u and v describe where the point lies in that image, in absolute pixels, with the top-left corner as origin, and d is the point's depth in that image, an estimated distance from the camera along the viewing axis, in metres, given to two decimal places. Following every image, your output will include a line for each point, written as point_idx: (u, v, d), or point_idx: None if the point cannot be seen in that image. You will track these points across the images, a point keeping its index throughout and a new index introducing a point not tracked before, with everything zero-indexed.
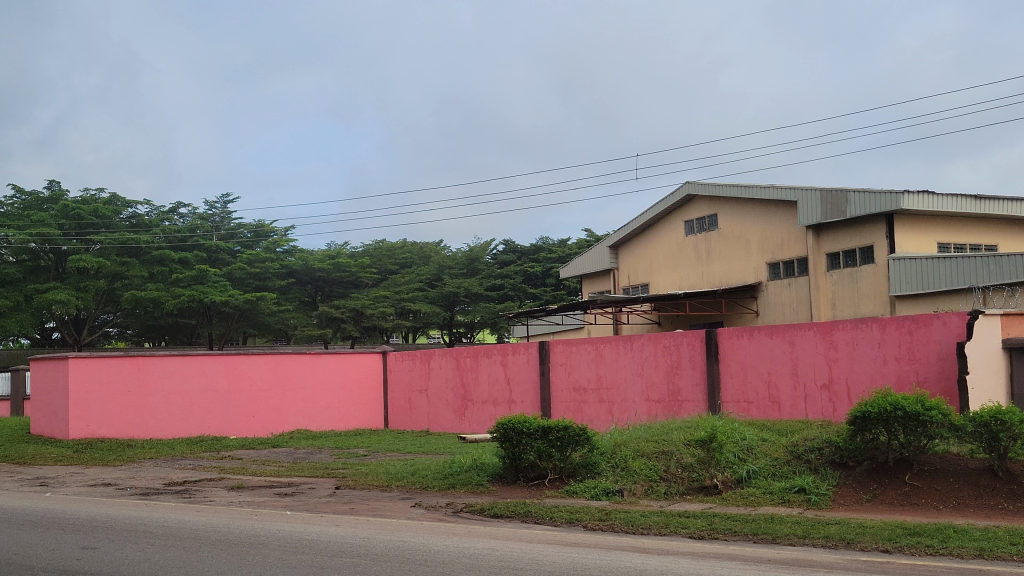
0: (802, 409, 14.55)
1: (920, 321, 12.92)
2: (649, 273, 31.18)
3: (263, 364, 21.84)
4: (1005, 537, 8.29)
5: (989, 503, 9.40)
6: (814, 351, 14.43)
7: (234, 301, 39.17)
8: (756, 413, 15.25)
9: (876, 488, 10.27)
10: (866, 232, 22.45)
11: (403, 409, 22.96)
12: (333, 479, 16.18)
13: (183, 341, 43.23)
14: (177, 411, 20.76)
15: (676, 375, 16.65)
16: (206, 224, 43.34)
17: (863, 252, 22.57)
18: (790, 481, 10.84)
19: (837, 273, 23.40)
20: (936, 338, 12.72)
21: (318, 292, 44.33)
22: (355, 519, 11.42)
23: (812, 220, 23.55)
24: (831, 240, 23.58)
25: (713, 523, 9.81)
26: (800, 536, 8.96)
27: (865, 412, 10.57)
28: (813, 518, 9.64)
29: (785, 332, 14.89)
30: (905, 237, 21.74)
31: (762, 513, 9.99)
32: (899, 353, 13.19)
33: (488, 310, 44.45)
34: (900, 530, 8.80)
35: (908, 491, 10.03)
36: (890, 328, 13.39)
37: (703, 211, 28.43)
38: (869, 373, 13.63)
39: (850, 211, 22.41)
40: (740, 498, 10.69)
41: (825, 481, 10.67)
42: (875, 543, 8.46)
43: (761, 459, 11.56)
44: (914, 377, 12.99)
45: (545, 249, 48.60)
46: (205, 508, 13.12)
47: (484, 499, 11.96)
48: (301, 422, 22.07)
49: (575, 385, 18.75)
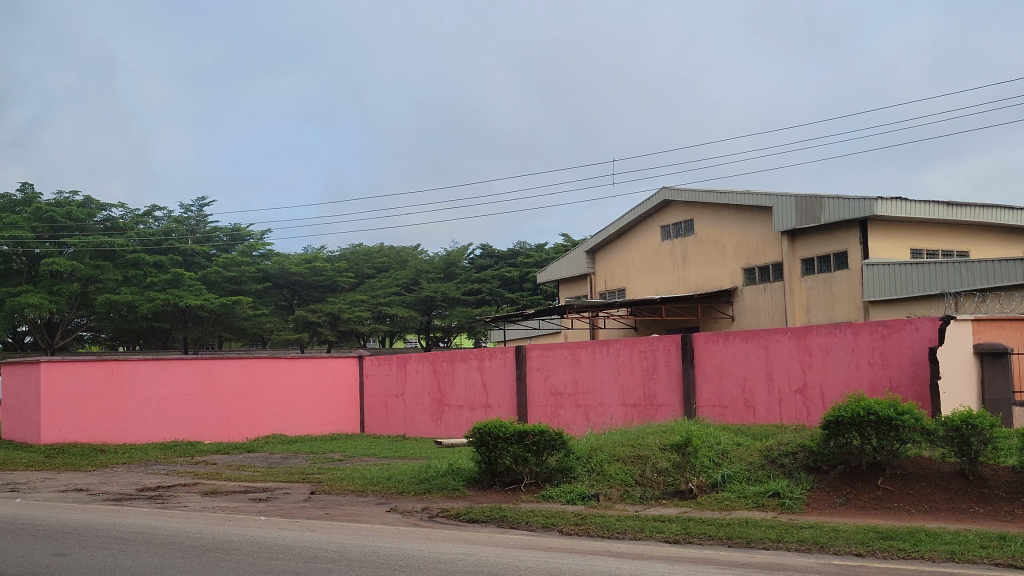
0: (777, 414, 14.74)
1: (893, 325, 13.12)
2: (625, 278, 31.38)
3: (238, 369, 21.82)
4: (976, 540, 8.47)
5: (961, 507, 9.58)
6: (789, 356, 14.62)
7: (209, 304, 39.14)
8: (731, 418, 15.41)
9: (849, 492, 10.43)
10: (840, 238, 22.71)
11: (380, 413, 22.97)
12: (309, 484, 16.19)
13: (158, 345, 42.97)
14: (151, 415, 20.70)
15: (653, 379, 16.80)
16: (182, 227, 43.15)
17: (837, 258, 22.83)
18: (765, 485, 10.98)
19: (812, 279, 23.67)
20: (908, 343, 12.91)
21: (294, 296, 44.39)
22: (329, 524, 11.47)
23: (786, 226, 23.83)
24: (806, 246, 23.85)
25: (687, 527, 9.95)
26: (774, 541, 9.09)
27: (838, 417, 10.76)
28: (786, 522, 9.79)
29: (760, 336, 15.07)
30: (878, 243, 22.03)
31: (736, 517, 10.13)
32: (872, 358, 13.40)
33: (465, 314, 44.71)
34: (873, 534, 8.95)
35: (881, 495, 10.19)
36: (864, 333, 13.58)
37: (679, 216, 28.67)
38: (843, 377, 13.83)
39: (824, 217, 22.70)
40: (715, 503, 10.83)
41: (800, 485, 10.84)
42: (847, 547, 8.61)
43: (736, 464, 11.72)
44: (887, 382, 13.18)
45: (522, 253, 49.00)
46: (178, 513, 13.10)
47: (460, 503, 12.04)
48: (277, 426, 22.04)
49: (552, 389, 18.86)
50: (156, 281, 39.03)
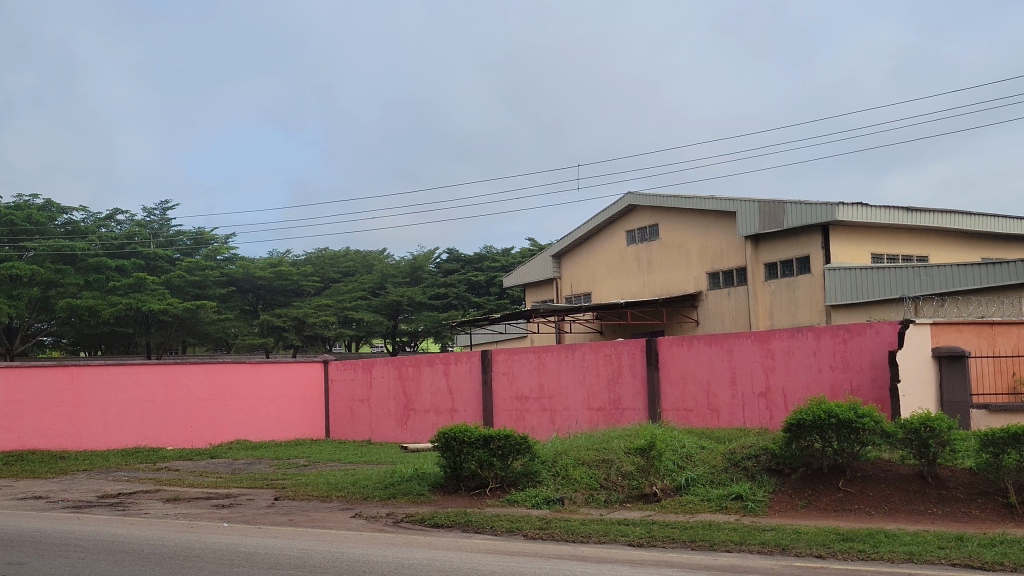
0: (740, 417, 14.93)
1: (854, 329, 13.37)
2: (591, 282, 31.61)
3: (202, 374, 21.68)
4: (933, 541, 8.67)
5: (920, 508, 9.77)
6: (752, 359, 14.82)
7: (173, 309, 38.58)
8: (695, 421, 15.60)
9: (810, 494, 10.61)
10: (803, 243, 23.02)
11: (345, 418, 22.94)
12: (273, 490, 16.12)
13: (120, 349, 42.35)
14: (113, 421, 20.47)
15: (618, 383, 16.96)
16: (144, 231, 42.42)
17: (800, 263, 23.15)
18: (728, 488, 11.14)
19: (775, 283, 23.97)
20: (869, 346, 13.16)
21: (259, 300, 44.37)
22: (293, 530, 11.46)
23: (750, 231, 24.13)
24: (769, 251, 24.17)
25: (652, 530, 10.08)
26: (736, 543, 9.22)
27: (800, 420, 10.93)
28: (749, 524, 9.94)
29: (723, 340, 15.25)
30: (840, 248, 22.36)
31: (700, 520, 10.27)
32: (834, 362, 13.63)
33: (432, 319, 45.03)
34: (834, 536, 9.12)
35: (842, 497, 10.38)
36: (825, 337, 13.82)
37: (644, 221, 28.93)
38: (806, 381, 14.05)
39: (787, 222, 22.99)
40: (679, 506, 10.94)
41: (762, 488, 11.00)
42: (809, 548, 8.77)
43: (699, 467, 11.88)
44: (849, 385, 13.43)
45: (489, 257, 49.20)
46: (140, 521, 13.00)
47: (425, 508, 12.07)
48: (241, 432, 21.92)
49: (518, 394, 18.96)
50: (118, 285, 38.40)
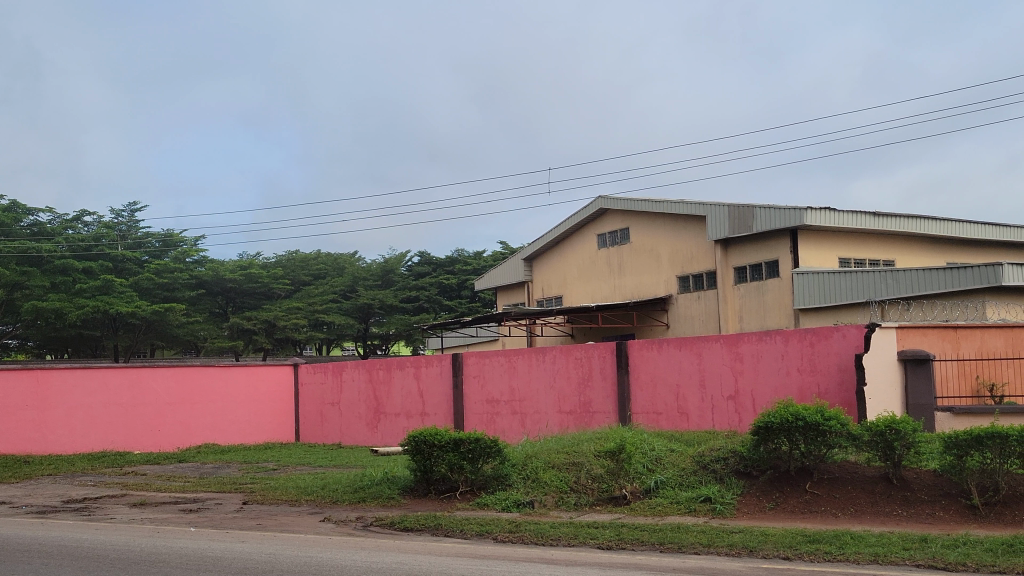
0: (709, 420, 15.05)
1: (821, 333, 13.55)
2: (562, 285, 31.71)
3: (169, 378, 21.49)
4: (897, 542, 8.75)
5: (885, 510, 9.86)
6: (720, 362, 14.96)
7: (141, 312, 38.06)
8: (665, 424, 15.71)
9: (778, 497, 10.71)
10: (771, 247, 23.26)
11: (315, 422, 22.83)
12: (241, 494, 16.02)
13: (87, 353, 41.67)
14: (79, 425, 20.23)
15: (588, 387, 17.04)
16: (112, 232, 41.52)
17: (769, 266, 23.37)
18: (697, 491, 11.23)
19: (744, 287, 24.18)
20: (836, 350, 13.34)
21: (229, 303, 44.06)
22: (261, 534, 11.42)
23: (719, 235, 24.34)
24: (738, 255, 24.39)
25: (621, 533, 10.14)
26: (705, 545, 9.29)
27: (767, 422, 11.06)
28: (717, 527, 10.01)
29: (693, 343, 15.39)
30: (808, 252, 22.61)
31: (669, 523, 10.32)
32: (801, 365, 13.79)
33: (403, 322, 45.11)
34: (800, 538, 9.20)
35: (808, 499, 10.49)
36: (793, 340, 13.98)
37: (615, 225, 29.09)
38: (773, 384, 14.18)
39: (756, 226, 23.22)
40: (648, 508, 11.01)
41: (730, 491, 11.09)
42: (776, 550, 8.85)
43: (669, 470, 11.96)
44: (816, 388, 13.59)
45: (460, 261, 49.23)
46: (105, 526, 12.88)
47: (394, 512, 12.05)
48: (209, 436, 21.78)
49: (487, 397, 18.95)
50: (85, 288, 37.79)
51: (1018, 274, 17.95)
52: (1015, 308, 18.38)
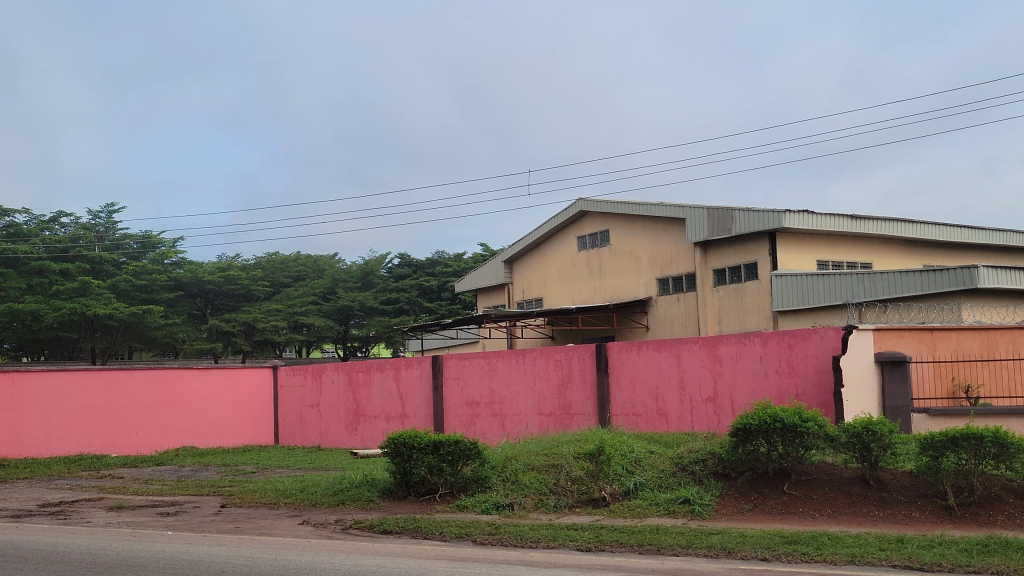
0: (688, 422, 15.15)
1: (799, 335, 13.67)
2: (542, 288, 31.78)
3: (147, 380, 21.38)
4: (875, 543, 8.82)
5: (862, 510, 9.96)
6: (699, 364, 15.06)
7: (119, 314, 37.72)
8: (644, 426, 15.80)
9: (756, 498, 10.80)
10: (750, 249, 23.43)
11: (294, 425, 22.75)
12: (219, 497, 15.96)
13: (64, 356, 41.29)
14: (55, 428, 20.10)
15: (568, 389, 17.10)
16: (89, 233, 41.06)
17: (748, 269, 23.52)
18: (676, 492, 11.29)
19: (723, 289, 24.32)
20: (813, 352, 13.46)
21: (207, 305, 43.81)
22: (239, 538, 11.39)
23: (699, 237, 24.48)
24: (717, 257, 24.55)
25: (600, 535, 10.18)
26: (683, 547, 9.34)
27: (745, 424, 11.15)
28: (695, 528, 10.09)
29: (672, 346, 15.48)
30: (787, 255, 22.80)
31: (648, 525, 10.38)
32: (779, 367, 13.91)
33: (383, 324, 45.15)
34: (778, 539, 9.28)
35: (786, 500, 10.58)
36: (772, 343, 14.09)
37: (595, 227, 29.21)
38: (752, 385, 14.30)
39: (735, 229, 23.35)
40: (627, 510, 11.06)
41: (709, 492, 11.17)
42: (754, 552, 8.92)
43: (648, 471, 12.02)
44: (794, 390, 13.71)
45: (441, 263, 49.15)
46: (81, 530, 12.79)
47: (373, 515, 12.05)
48: (187, 438, 21.69)
49: (467, 399, 18.95)
50: (62, 290, 37.29)
51: (994, 276, 18.15)
52: (991, 310, 18.61)
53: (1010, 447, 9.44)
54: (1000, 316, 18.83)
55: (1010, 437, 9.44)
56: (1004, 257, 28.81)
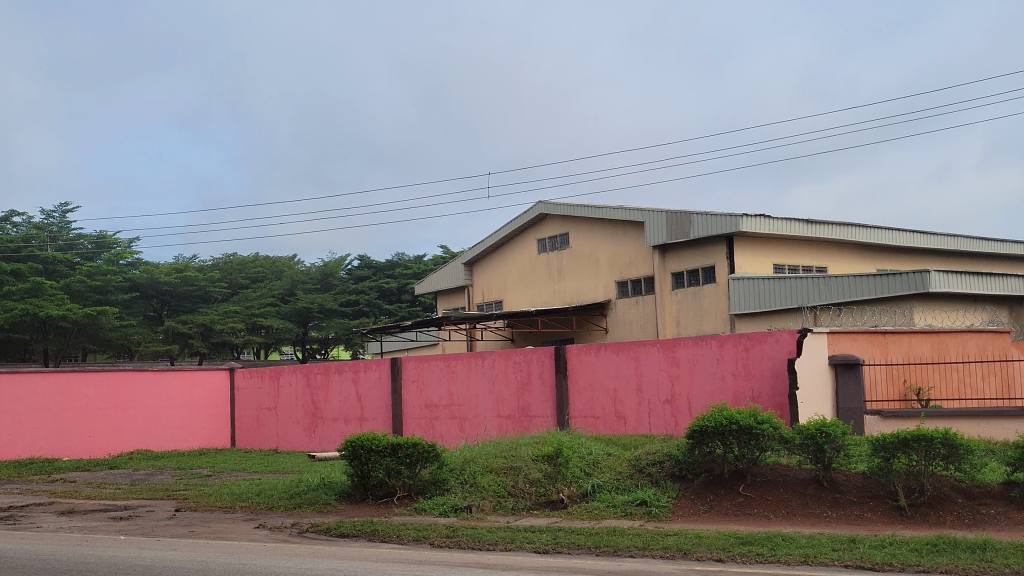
0: (646, 424, 15.33)
1: (755, 338, 13.87)
2: (502, 290, 31.89)
3: (101, 382, 21.11)
4: (828, 543, 9.01)
5: (816, 511, 10.17)
6: (657, 367, 15.24)
7: (73, 315, 37.05)
8: (602, 428, 15.96)
9: (712, 499, 10.98)
10: (708, 253, 23.68)
11: (251, 427, 22.62)
12: (173, 501, 15.82)
13: (15, 358, 40.50)
14: (4, 431, 19.72)
15: (527, 391, 17.19)
16: (42, 233, 40.29)
17: (705, 272, 23.79)
18: (633, 494, 11.43)
19: (681, 292, 24.59)
20: (769, 354, 13.67)
21: (164, 306, 43.27)
22: (194, 542, 11.31)
23: (657, 240, 24.75)
24: (676, 260, 24.81)
25: (558, 537, 10.29)
26: (640, 548, 9.48)
27: (702, 426, 11.32)
28: (652, 530, 10.23)
29: (630, 348, 15.64)
30: (744, 258, 23.12)
31: (605, 527, 10.50)
32: (735, 369, 14.10)
33: (342, 326, 44.98)
34: (734, 540, 9.45)
35: (742, 501, 10.77)
36: (728, 345, 14.28)
37: (555, 229, 29.37)
38: (708, 388, 14.50)
39: (693, 232, 23.60)
40: (585, 512, 11.18)
41: (666, 493, 11.33)
42: (709, 553, 9.07)
43: (606, 473, 12.14)
44: (749, 392, 13.92)
45: (400, 264, 49.08)
46: (30, 535, 12.62)
47: (330, 518, 12.05)
48: (141, 442, 21.47)
49: (426, 401, 18.97)
50: (13, 290, 36.56)
51: (945, 280, 18.55)
52: (942, 313, 19.03)
53: (959, 448, 9.68)
54: (950, 319, 19.25)
55: (959, 438, 9.68)
56: (954, 262, 29.43)
